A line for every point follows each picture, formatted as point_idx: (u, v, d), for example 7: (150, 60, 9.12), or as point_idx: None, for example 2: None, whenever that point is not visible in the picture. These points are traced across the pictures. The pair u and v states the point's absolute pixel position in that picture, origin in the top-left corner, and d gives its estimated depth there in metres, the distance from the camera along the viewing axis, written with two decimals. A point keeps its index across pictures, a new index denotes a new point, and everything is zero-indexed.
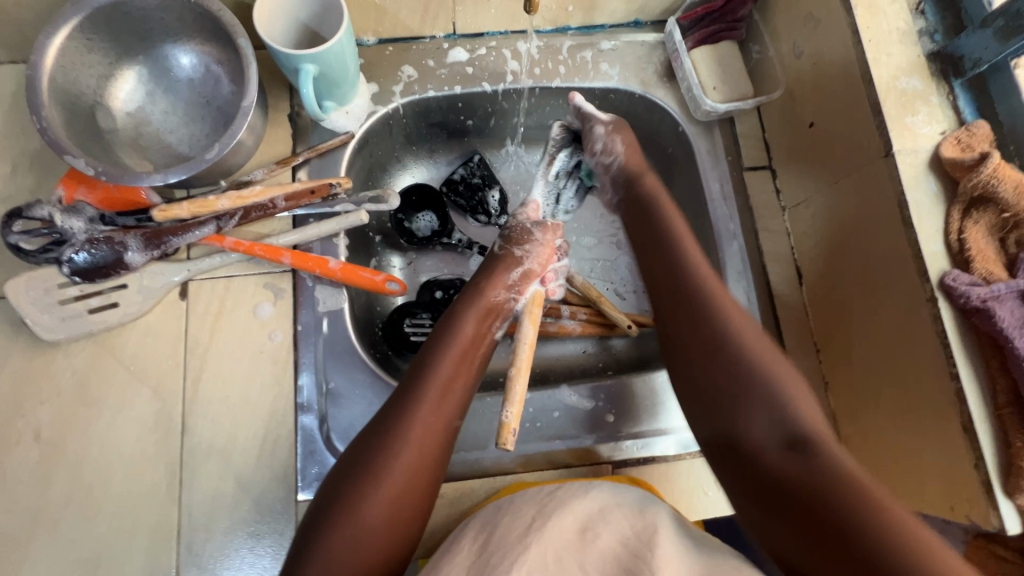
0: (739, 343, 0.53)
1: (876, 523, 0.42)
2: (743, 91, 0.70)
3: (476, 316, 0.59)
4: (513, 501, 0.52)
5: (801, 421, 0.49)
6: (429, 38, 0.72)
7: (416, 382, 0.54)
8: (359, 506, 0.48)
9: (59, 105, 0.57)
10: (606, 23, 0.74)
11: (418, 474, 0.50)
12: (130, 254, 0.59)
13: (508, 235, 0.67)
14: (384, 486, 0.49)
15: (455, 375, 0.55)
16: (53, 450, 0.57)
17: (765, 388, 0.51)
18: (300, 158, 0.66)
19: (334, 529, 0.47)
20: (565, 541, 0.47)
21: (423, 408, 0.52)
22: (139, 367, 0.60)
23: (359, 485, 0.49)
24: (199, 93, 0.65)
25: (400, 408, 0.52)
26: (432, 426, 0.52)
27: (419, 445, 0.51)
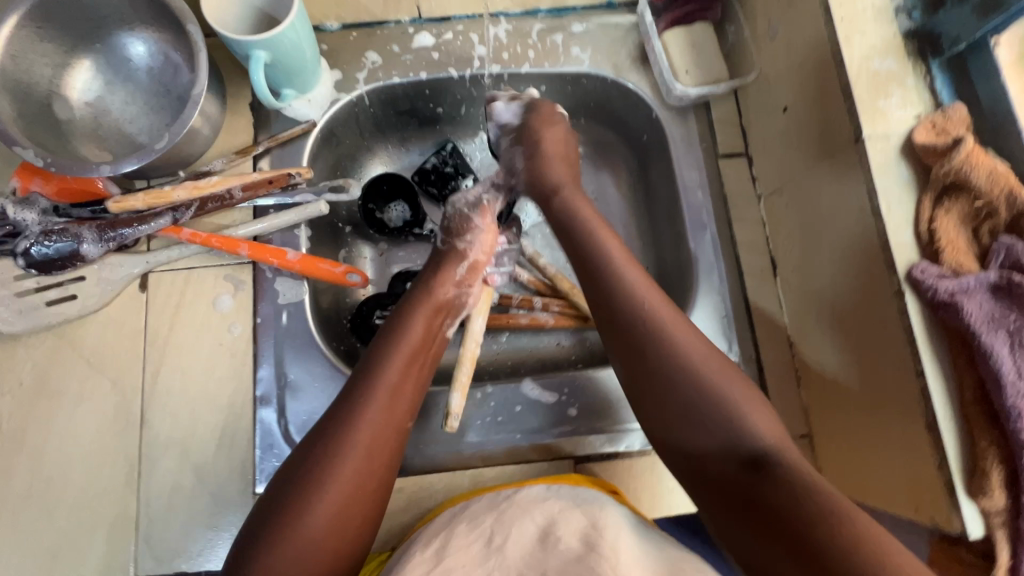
0: (669, 347, 0.51)
1: (807, 505, 0.42)
2: (718, 75, 0.68)
3: (425, 316, 0.58)
4: (467, 507, 0.52)
5: (751, 430, 0.47)
6: (394, 23, 0.70)
7: (362, 382, 0.52)
8: (300, 518, 0.45)
9: (10, 96, 0.56)
10: (578, 5, 0.71)
11: (368, 480, 0.49)
12: (86, 246, 0.58)
13: (449, 226, 0.65)
14: (331, 491, 0.46)
15: (402, 376, 0.53)
16: (14, 441, 0.57)
17: (712, 399, 0.48)
18: (261, 147, 0.65)
19: (279, 541, 0.44)
20: (524, 548, 0.46)
21: (370, 408, 0.50)
22: (98, 360, 0.60)
23: (303, 495, 0.46)
24: (158, 82, 0.64)
25: (345, 411, 0.50)
26: (378, 430, 0.50)
27: (365, 457, 0.49)
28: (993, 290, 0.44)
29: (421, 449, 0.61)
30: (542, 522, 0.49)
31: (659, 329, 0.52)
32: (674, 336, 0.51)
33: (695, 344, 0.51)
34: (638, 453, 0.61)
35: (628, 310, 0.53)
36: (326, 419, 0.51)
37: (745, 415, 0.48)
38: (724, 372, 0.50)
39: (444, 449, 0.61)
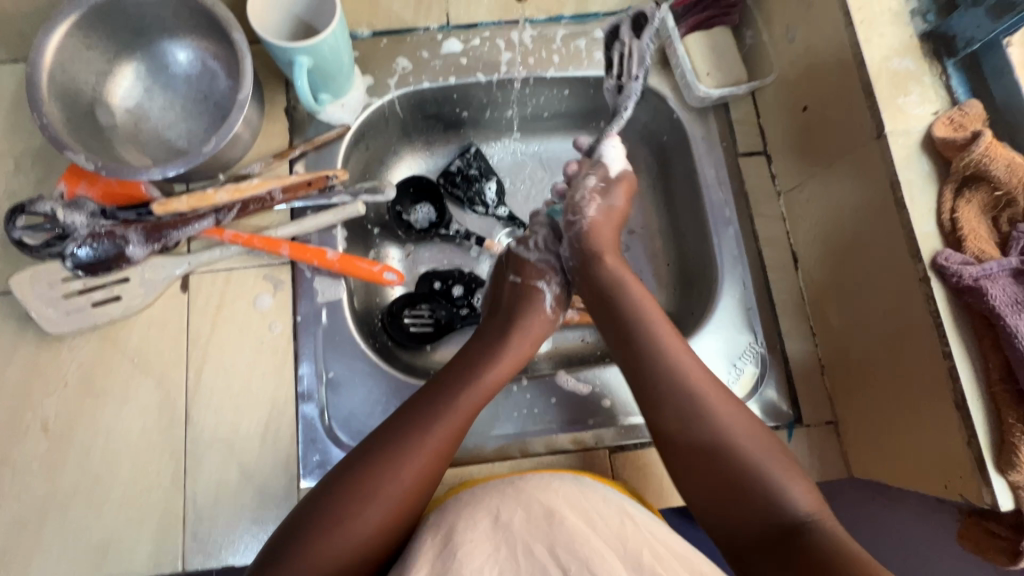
0: (702, 412, 0.53)
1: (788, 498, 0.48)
2: (737, 77, 0.71)
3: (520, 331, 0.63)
4: (473, 492, 0.53)
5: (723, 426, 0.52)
6: (423, 30, 0.73)
7: (460, 383, 0.57)
8: (383, 486, 0.50)
9: (59, 102, 0.58)
10: (600, 12, 0.74)
11: (443, 460, 0.53)
12: (131, 248, 0.60)
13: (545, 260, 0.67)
14: (410, 470, 0.51)
15: (494, 386, 0.59)
16: (61, 440, 0.58)
17: (695, 399, 0.53)
18: (297, 151, 0.66)
19: (355, 496, 0.50)
20: (531, 526, 0.48)
21: (461, 411, 0.55)
22: (142, 360, 0.61)
23: (393, 460, 0.51)
24: (196, 89, 0.66)
25: (441, 403, 0.55)
26: (460, 432, 0.55)
27: (449, 438, 0.54)
28: (1015, 275, 0.47)
29: (459, 441, 0.63)
30: (542, 504, 0.50)
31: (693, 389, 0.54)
32: (706, 395, 0.53)
33: (718, 397, 0.54)
34: None
35: (668, 372, 0.55)
36: (420, 397, 0.56)
37: (778, 480, 0.49)
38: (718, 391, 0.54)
39: (483, 440, 0.63)
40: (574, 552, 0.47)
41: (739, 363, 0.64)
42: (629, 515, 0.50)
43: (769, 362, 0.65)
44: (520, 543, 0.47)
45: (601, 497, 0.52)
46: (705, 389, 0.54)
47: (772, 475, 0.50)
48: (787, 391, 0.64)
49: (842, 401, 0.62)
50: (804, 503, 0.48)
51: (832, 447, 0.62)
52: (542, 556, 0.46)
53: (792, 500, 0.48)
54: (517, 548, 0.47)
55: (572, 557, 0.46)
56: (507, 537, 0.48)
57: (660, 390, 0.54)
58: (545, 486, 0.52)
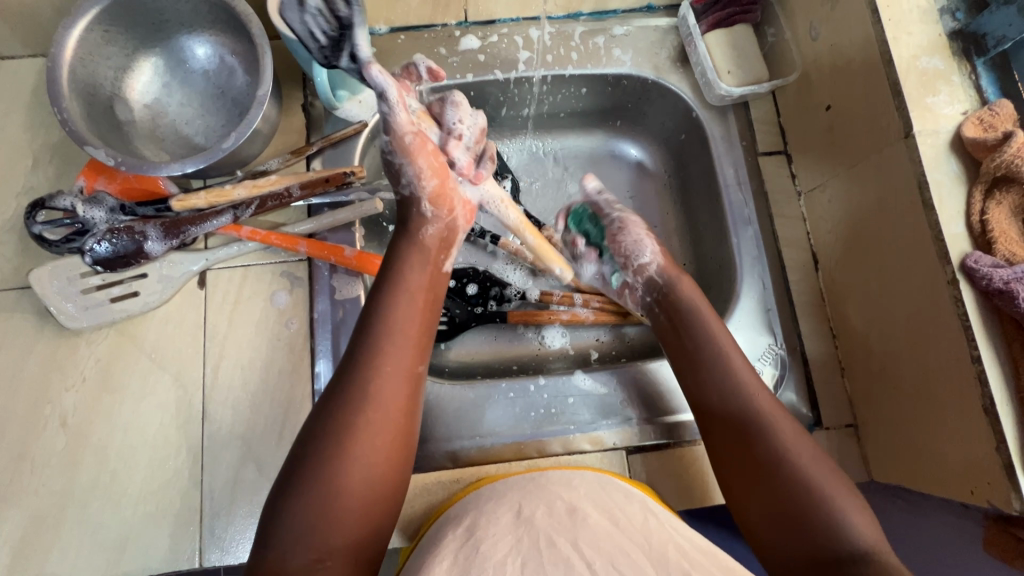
0: (777, 441, 0.51)
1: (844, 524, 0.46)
2: (758, 75, 0.70)
3: (420, 260, 0.57)
4: (496, 489, 0.53)
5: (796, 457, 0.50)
6: (441, 26, 0.72)
7: (370, 339, 0.51)
8: (340, 486, 0.45)
9: (79, 96, 0.58)
10: (618, 9, 0.74)
11: (386, 429, 0.48)
12: (150, 244, 0.60)
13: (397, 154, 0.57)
14: (356, 459, 0.47)
15: (404, 324, 0.53)
16: (79, 436, 0.58)
17: (764, 433, 0.51)
18: (314, 147, 0.66)
19: (304, 495, 0.45)
20: (554, 523, 0.48)
21: (379, 375, 0.50)
22: (160, 356, 0.61)
23: (328, 448, 0.46)
24: (214, 84, 0.66)
25: (352, 380, 0.49)
26: (387, 394, 0.49)
27: (375, 406, 0.48)
28: None
29: (476, 440, 0.62)
30: (563, 500, 0.50)
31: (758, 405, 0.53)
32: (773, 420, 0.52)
33: (791, 432, 0.51)
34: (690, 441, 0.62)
35: (734, 390, 0.54)
36: (342, 364, 0.51)
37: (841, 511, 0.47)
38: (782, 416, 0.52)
39: (498, 438, 0.63)
40: (598, 545, 0.46)
41: (759, 364, 0.64)
42: (652, 512, 0.50)
43: (788, 364, 0.64)
44: (543, 535, 0.47)
45: (624, 495, 0.52)
46: (778, 416, 0.52)
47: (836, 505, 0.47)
48: (807, 394, 0.64)
49: (863, 404, 0.61)
50: (866, 537, 0.45)
51: (853, 450, 0.61)
52: (566, 549, 0.46)
53: (849, 531, 0.46)
54: (541, 541, 0.46)
55: (594, 549, 0.46)
56: (529, 529, 0.47)
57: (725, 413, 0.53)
58: (568, 482, 0.53)
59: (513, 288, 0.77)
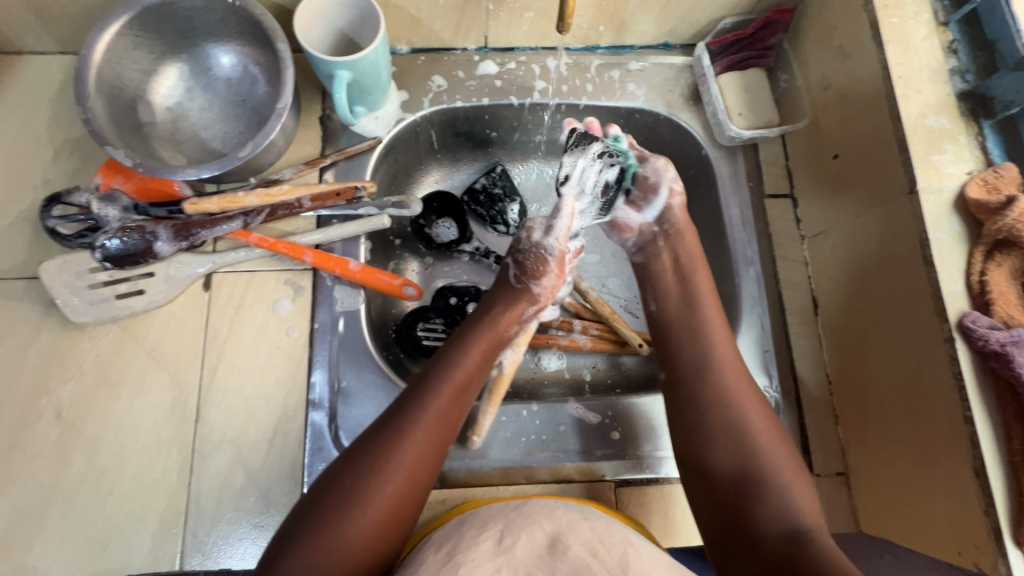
0: (719, 391, 0.57)
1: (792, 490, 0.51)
2: (769, 119, 0.71)
3: (481, 346, 0.59)
4: (478, 514, 0.53)
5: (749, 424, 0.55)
6: (461, 50, 0.73)
7: (417, 407, 0.52)
8: (342, 538, 0.46)
9: (104, 97, 0.59)
10: (636, 44, 0.75)
11: (405, 499, 0.49)
12: (160, 244, 0.61)
13: (523, 262, 0.65)
14: (367, 518, 0.47)
15: (447, 412, 0.54)
16: (73, 428, 0.59)
17: (721, 399, 0.56)
18: (328, 159, 0.68)
19: (313, 543, 0.45)
20: (533, 556, 0.47)
21: (405, 450, 0.50)
22: (159, 354, 0.62)
23: (346, 502, 0.47)
24: (236, 92, 0.67)
25: (377, 455, 0.50)
26: (407, 466, 0.50)
27: (409, 469, 0.50)
28: None
29: (464, 461, 0.62)
30: (546, 530, 0.49)
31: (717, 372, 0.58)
32: (732, 387, 0.57)
33: (746, 394, 0.57)
34: (678, 480, 0.62)
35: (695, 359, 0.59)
36: (382, 423, 0.52)
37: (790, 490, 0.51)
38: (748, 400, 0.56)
39: (487, 460, 0.63)
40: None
41: None
42: (632, 544, 0.49)
43: (783, 407, 0.65)
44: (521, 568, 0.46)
45: (606, 526, 0.51)
46: (732, 379, 0.57)
47: (787, 483, 0.52)
48: (799, 439, 0.64)
49: (855, 454, 0.61)
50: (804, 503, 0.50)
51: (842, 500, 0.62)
52: None
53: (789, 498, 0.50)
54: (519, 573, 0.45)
55: None
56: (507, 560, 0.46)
57: (696, 390, 0.58)
58: (551, 509, 0.52)
59: None
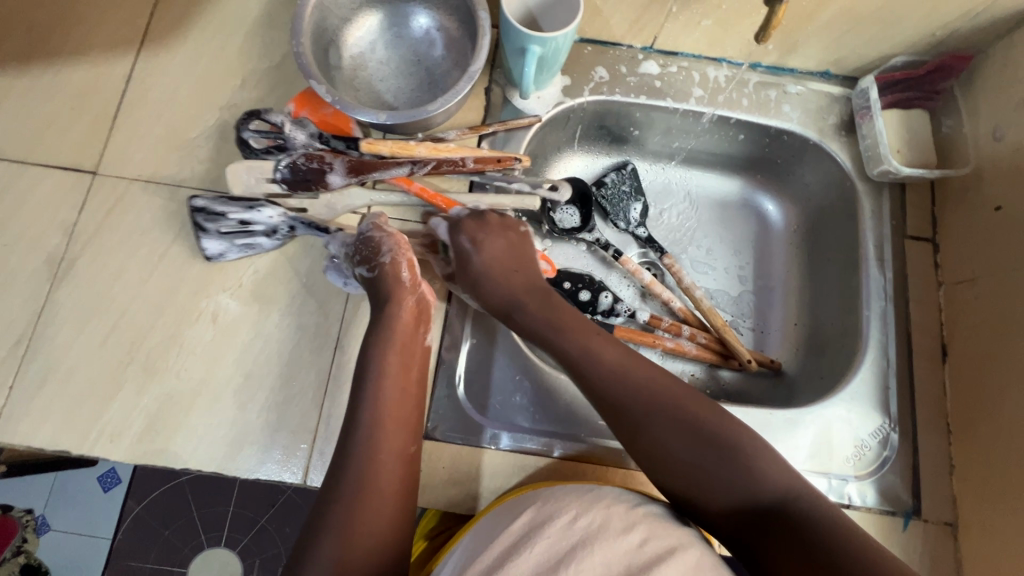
0: (644, 395, 0.54)
1: (756, 477, 0.50)
2: (927, 161, 0.70)
3: (407, 325, 0.59)
4: (548, 492, 0.54)
5: (658, 403, 0.54)
6: (627, 47, 0.76)
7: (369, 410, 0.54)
8: (352, 531, 0.47)
9: (311, 36, 0.63)
10: (796, 68, 0.76)
11: (399, 472, 0.52)
12: (333, 175, 0.64)
13: (363, 252, 0.61)
14: (366, 512, 0.49)
15: (397, 404, 0.55)
16: (225, 335, 0.63)
17: (637, 407, 0.54)
18: (490, 129, 0.70)
19: (326, 549, 0.46)
20: (611, 542, 0.47)
21: (380, 468, 0.51)
22: (311, 281, 0.65)
23: (344, 512, 0.48)
24: (415, 52, 0.72)
25: (354, 487, 0.50)
26: (392, 463, 0.52)
27: (374, 454, 0.51)
28: None
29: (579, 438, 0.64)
30: (620, 518, 0.50)
31: (601, 370, 0.56)
32: (630, 375, 0.56)
33: (643, 379, 0.56)
34: None
35: (582, 359, 0.57)
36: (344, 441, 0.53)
37: (748, 459, 0.50)
38: (652, 393, 0.54)
39: (598, 439, 0.64)
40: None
41: (867, 438, 0.65)
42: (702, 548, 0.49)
43: (897, 448, 0.65)
44: (601, 554, 0.46)
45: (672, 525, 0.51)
46: (601, 371, 0.56)
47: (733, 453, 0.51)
48: (911, 481, 0.64)
49: (969, 505, 0.61)
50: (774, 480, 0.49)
51: (947, 549, 0.61)
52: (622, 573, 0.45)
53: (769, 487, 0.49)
54: (599, 559, 0.46)
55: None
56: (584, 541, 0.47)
57: (602, 394, 0.56)
58: (622, 502, 0.52)
59: (625, 304, 0.80)
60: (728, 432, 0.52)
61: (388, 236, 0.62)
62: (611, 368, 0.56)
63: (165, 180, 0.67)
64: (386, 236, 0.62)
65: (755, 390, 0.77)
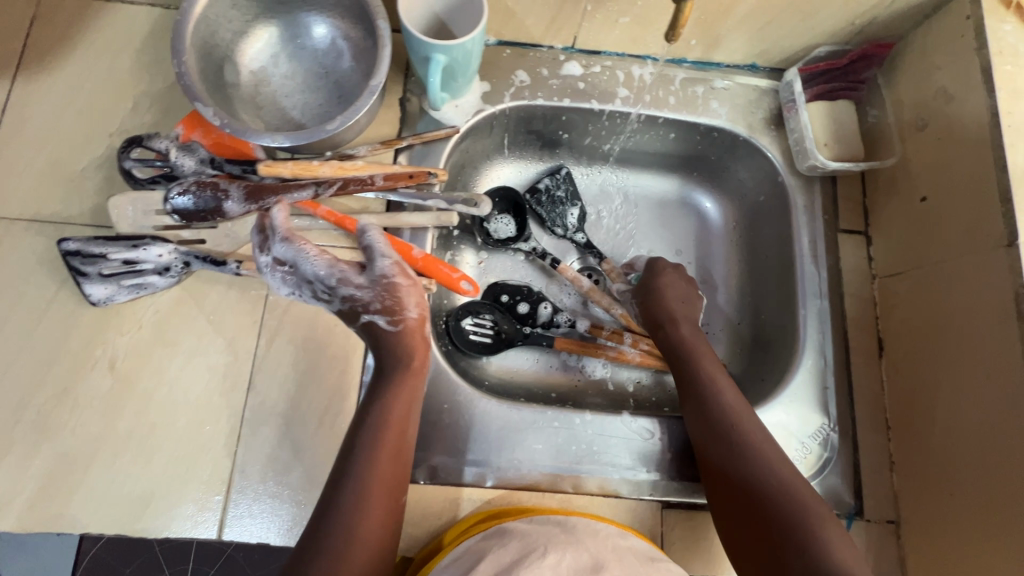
0: (740, 411, 0.59)
1: (787, 502, 0.51)
2: (855, 152, 0.69)
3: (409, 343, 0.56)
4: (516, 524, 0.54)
5: (746, 429, 0.57)
6: (547, 48, 0.73)
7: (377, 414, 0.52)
8: (347, 536, 0.47)
9: (197, 53, 0.59)
10: (723, 62, 0.74)
11: (397, 487, 0.51)
12: (229, 204, 0.60)
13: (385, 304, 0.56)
14: (366, 524, 0.48)
15: (401, 425, 0.52)
16: (124, 383, 0.58)
17: (740, 429, 0.57)
18: (404, 142, 0.67)
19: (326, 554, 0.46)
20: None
21: (368, 519, 0.48)
22: (218, 318, 0.61)
23: (346, 513, 0.48)
24: (321, 64, 0.67)
25: (342, 543, 0.47)
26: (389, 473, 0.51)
27: (386, 468, 0.50)
28: None
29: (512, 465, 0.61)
30: (591, 555, 0.51)
31: (729, 409, 0.59)
32: (736, 407, 0.59)
33: (752, 418, 0.58)
34: None
35: (711, 397, 0.60)
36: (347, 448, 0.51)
37: (785, 480, 0.53)
38: (755, 424, 0.58)
39: (533, 465, 0.61)
40: None
41: (807, 441, 0.63)
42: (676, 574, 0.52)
43: (838, 449, 0.63)
44: None
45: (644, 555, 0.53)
46: (736, 412, 0.58)
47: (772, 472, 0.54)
48: (852, 483, 0.63)
49: (909, 503, 0.60)
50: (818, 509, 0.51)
51: (891, 548, 0.61)
52: None
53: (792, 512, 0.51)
54: None
55: None
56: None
57: (717, 424, 0.58)
58: (597, 533, 0.54)
59: (565, 314, 0.77)
60: (764, 454, 0.55)
61: (411, 285, 0.58)
62: (743, 408, 0.59)
63: (50, 218, 0.62)
64: (410, 286, 0.58)
65: None
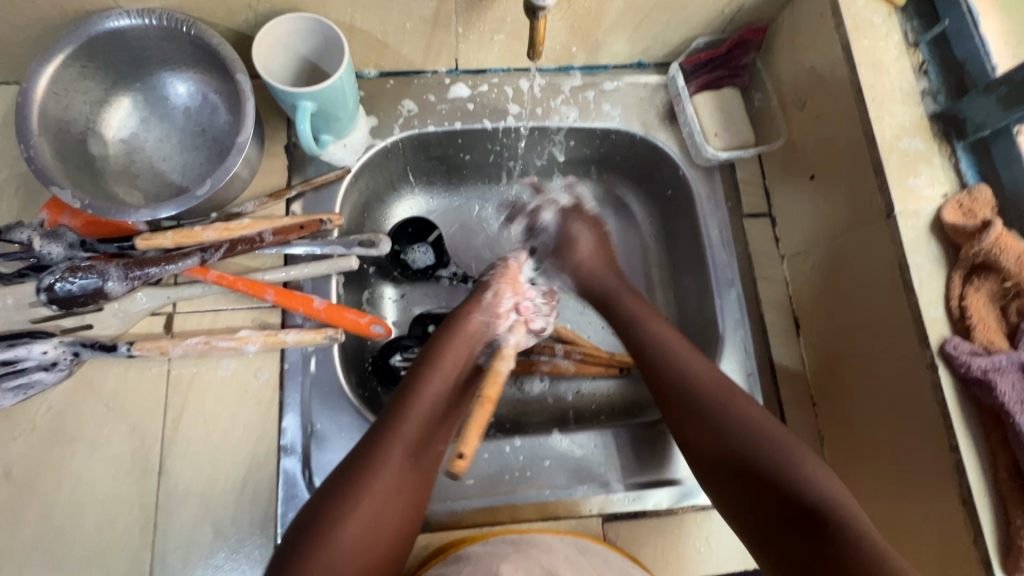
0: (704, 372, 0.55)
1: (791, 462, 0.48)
2: (745, 139, 0.70)
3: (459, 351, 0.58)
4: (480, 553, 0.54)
5: (705, 387, 0.54)
6: (431, 73, 0.71)
7: (402, 412, 0.52)
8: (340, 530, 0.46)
9: (49, 133, 0.56)
10: (610, 64, 0.74)
11: (401, 488, 0.50)
12: (110, 284, 0.57)
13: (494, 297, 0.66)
14: (357, 521, 0.47)
15: (420, 421, 0.53)
16: (23, 490, 0.55)
17: (707, 393, 0.54)
18: (294, 191, 0.65)
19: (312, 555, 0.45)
20: None
21: (352, 527, 0.46)
22: (117, 404, 0.58)
23: (339, 503, 0.47)
24: (196, 122, 0.64)
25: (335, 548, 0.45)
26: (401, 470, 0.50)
27: (397, 466, 0.50)
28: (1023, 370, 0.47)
29: (446, 504, 0.60)
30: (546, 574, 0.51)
31: (688, 369, 0.56)
32: (696, 365, 0.56)
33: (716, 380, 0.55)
34: (666, 510, 0.61)
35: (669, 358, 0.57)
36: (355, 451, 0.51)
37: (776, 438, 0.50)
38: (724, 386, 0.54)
39: (466, 500, 0.60)
40: None
41: None
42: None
43: None
44: None
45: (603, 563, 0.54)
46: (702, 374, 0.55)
47: (758, 433, 0.51)
48: None
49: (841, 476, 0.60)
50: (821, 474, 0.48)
51: None
52: None
53: (813, 486, 0.47)
54: None
55: None
56: None
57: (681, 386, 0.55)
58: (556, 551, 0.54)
59: None
60: (743, 411, 0.52)
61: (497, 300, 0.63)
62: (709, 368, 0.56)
63: None
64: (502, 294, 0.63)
65: (641, 395, 0.75)
